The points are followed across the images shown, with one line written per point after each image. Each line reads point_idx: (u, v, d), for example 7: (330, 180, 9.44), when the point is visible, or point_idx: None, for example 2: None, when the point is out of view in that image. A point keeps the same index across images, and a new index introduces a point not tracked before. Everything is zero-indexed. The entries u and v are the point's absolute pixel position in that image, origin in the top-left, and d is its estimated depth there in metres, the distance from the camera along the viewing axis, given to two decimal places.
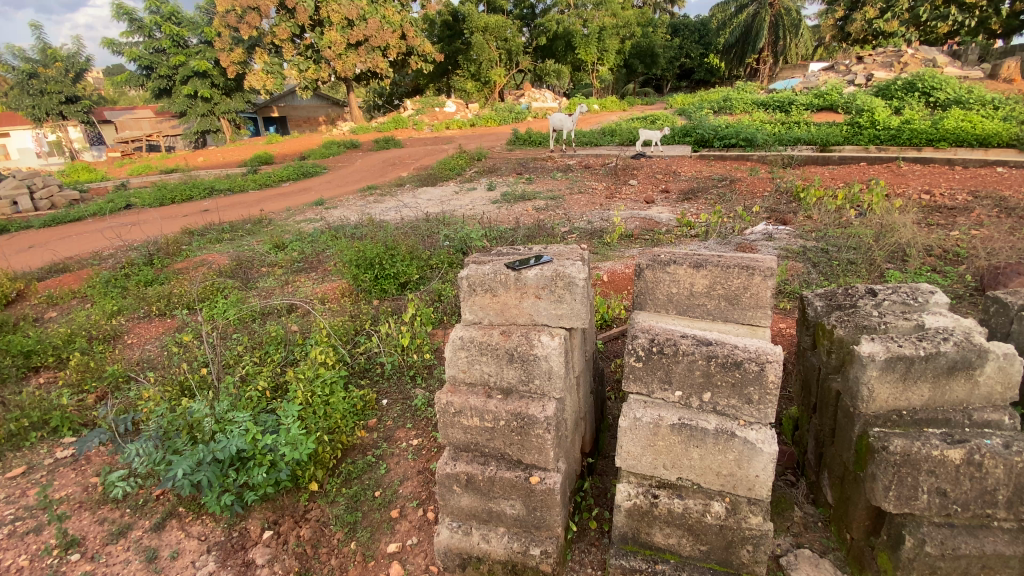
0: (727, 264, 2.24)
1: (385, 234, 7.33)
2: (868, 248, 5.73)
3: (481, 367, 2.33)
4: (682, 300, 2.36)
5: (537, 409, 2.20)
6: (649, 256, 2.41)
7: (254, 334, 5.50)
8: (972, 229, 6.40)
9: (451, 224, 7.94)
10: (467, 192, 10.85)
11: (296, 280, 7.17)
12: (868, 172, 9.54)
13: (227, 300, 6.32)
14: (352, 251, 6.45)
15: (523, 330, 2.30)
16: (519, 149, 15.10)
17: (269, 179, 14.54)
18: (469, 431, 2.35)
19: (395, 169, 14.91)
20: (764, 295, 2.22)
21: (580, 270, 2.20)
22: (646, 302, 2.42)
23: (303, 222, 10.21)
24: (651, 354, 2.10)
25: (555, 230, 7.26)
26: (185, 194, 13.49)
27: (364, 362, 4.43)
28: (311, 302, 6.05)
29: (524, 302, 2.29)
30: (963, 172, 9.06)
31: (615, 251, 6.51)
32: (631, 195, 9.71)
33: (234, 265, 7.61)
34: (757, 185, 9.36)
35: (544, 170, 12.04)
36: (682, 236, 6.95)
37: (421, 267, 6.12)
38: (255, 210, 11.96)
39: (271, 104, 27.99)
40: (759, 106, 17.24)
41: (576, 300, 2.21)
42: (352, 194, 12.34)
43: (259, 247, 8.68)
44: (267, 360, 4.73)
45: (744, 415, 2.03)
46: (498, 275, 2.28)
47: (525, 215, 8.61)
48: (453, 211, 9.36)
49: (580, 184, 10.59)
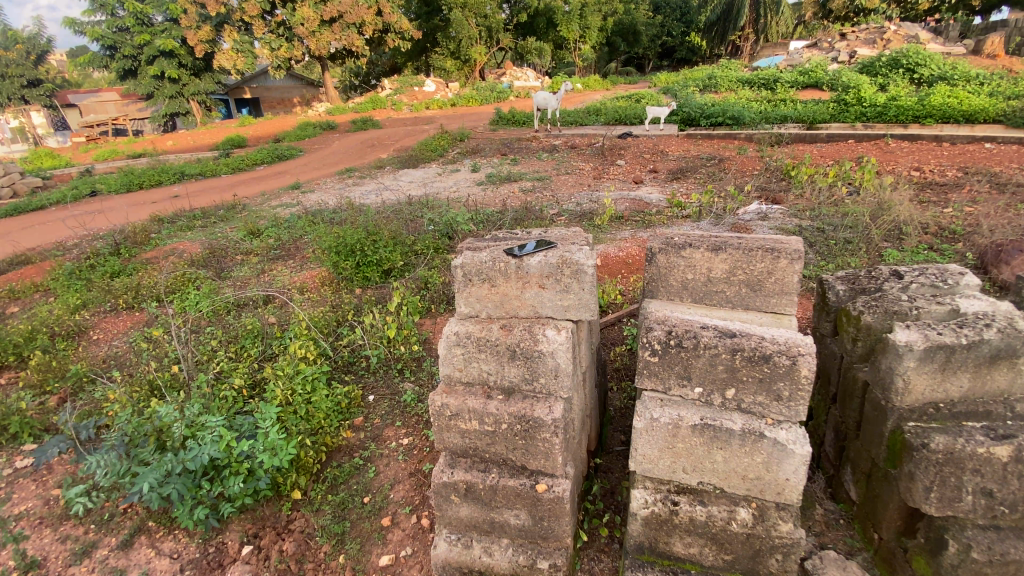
0: (749, 246, 2.03)
1: (367, 219, 7.02)
2: (865, 226, 5.64)
3: (479, 365, 2.11)
4: (699, 288, 2.15)
5: (544, 410, 1.98)
6: (661, 239, 2.19)
7: (229, 327, 5.19)
8: (966, 206, 6.37)
9: (436, 207, 7.66)
10: (450, 174, 10.50)
11: (273, 268, 6.82)
12: (857, 150, 9.46)
13: (200, 292, 6.00)
14: (331, 237, 6.12)
15: (525, 324, 2.07)
16: (502, 129, 14.69)
17: (242, 162, 13.88)
18: (467, 435, 2.13)
19: (375, 150, 14.42)
20: (790, 281, 2.01)
21: (588, 256, 1.98)
22: (660, 289, 2.21)
23: (278, 207, 9.76)
24: (668, 348, 1.93)
25: (544, 213, 7.01)
26: (154, 178, 12.84)
27: (348, 355, 4.18)
28: (289, 292, 5.71)
29: (526, 292, 2.05)
30: (951, 148, 9.07)
31: (607, 234, 6.33)
32: (619, 175, 9.51)
33: (206, 254, 7.25)
34: (747, 164, 9.21)
35: (529, 150, 11.73)
36: (674, 218, 6.77)
37: (405, 253, 5.86)
38: (228, 196, 11.43)
39: (244, 85, 26.84)
40: (744, 83, 17.09)
41: (584, 288, 2.00)
42: (331, 177, 11.88)
43: (234, 233, 8.27)
44: (243, 355, 4.48)
45: (772, 413, 1.86)
46: (497, 263, 2.03)
47: (512, 197, 8.35)
48: (437, 194, 9.03)
49: (567, 165, 10.31)
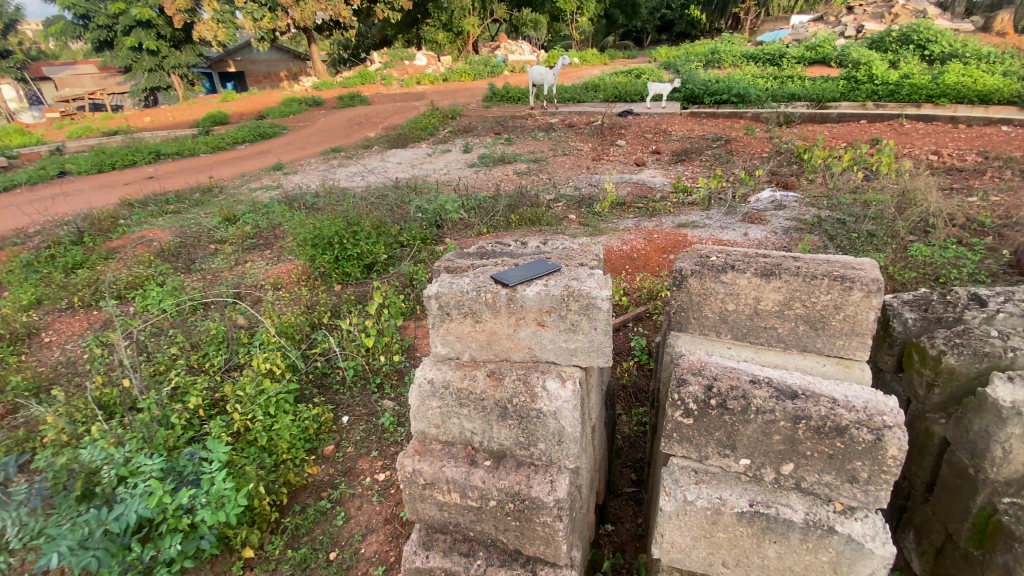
0: (812, 273, 1.56)
1: (348, 206, 6.46)
2: (888, 218, 5.14)
3: (460, 422, 1.65)
4: (742, 323, 1.68)
5: (544, 488, 1.54)
6: (694, 258, 1.73)
7: (193, 331, 4.69)
8: (994, 194, 5.90)
9: (424, 192, 7.11)
10: (440, 154, 9.88)
11: (248, 259, 6.30)
12: (871, 132, 8.90)
13: (164, 288, 5.48)
14: (306, 226, 5.57)
15: (519, 370, 1.60)
16: (496, 106, 13.96)
17: (222, 141, 13.11)
18: (445, 508, 1.69)
19: (362, 128, 13.71)
20: (864, 318, 1.55)
21: (602, 286, 1.50)
22: (691, 322, 1.75)
23: (258, 190, 9.17)
24: (707, 408, 1.49)
25: (539, 198, 6.47)
26: (127, 158, 12.13)
27: (321, 367, 3.71)
28: (262, 290, 5.20)
29: (519, 331, 1.58)
30: (968, 131, 8.54)
31: (608, 223, 5.84)
32: (619, 156, 8.95)
33: (175, 245, 6.70)
34: (756, 145, 8.67)
35: (523, 129, 11.09)
36: (679, 206, 6.26)
37: (389, 245, 5.34)
38: (204, 177, 10.77)
39: (227, 57, 25.59)
40: (748, 59, 16.33)
41: (597, 329, 1.52)
42: (315, 157, 11.23)
43: (207, 219, 7.68)
44: (205, 366, 4.02)
45: (843, 497, 1.43)
46: (482, 295, 1.55)
47: (505, 181, 7.80)
48: (426, 176, 8.45)
49: (564, 145, 9.72)
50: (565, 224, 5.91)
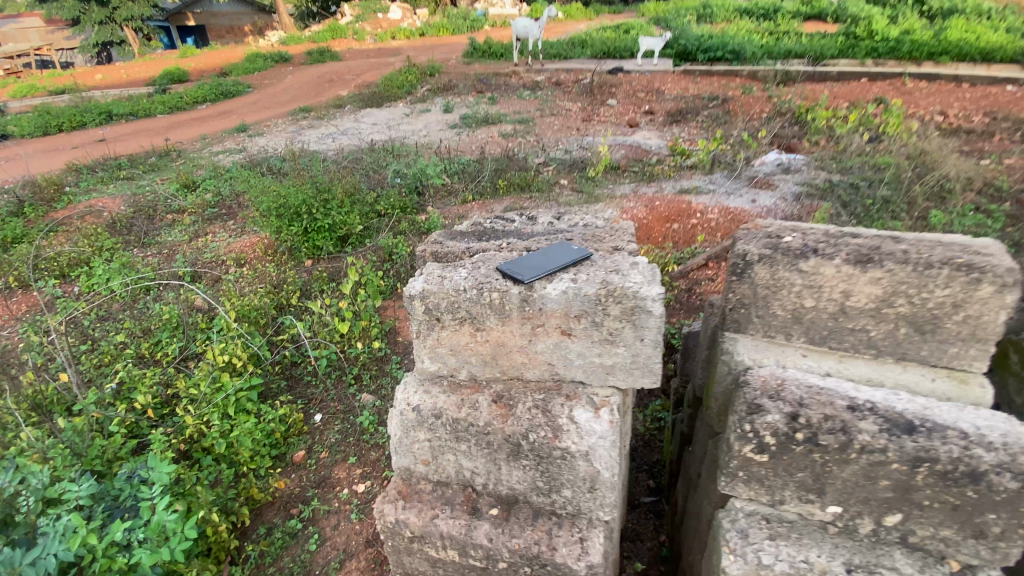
0: (927, 259, 1.17)
1: (317, 171, 5.85)
2: (904, 183, 4.77)
3: (457, 459, 1.26)
4: (821, 323, 1.30)
5: (571, 551, 1.17)
6: (762, 239, 1.33)
7: (146, 313, 4.16)
8: (1007, 157, 5.60)
9: (402, 155, 6.51)
10: (419, 114, 9.16)
11: (208, 232, 5.69)
12: (873, 91, 8.49)
13: (111, 265, 4.88)
14: (269, 194, 4.98)
15: (537, 394, 1.20)
16: (477, 63, 13.08)
17: (181, 100, 12.01)
18: (439, 565, 1.32)
19: (334, 86, 12.76)
20: (992, 322, 1.17)
21: (649, 280, 1.09)
22: (753, 321, 1.36)
23: (220, 154, 8.40)
24: (790, 443, 1.12)
25: (528, 162, 5.96)
26: (75, 119, 11.06)
27: (289, 357, 3.27)
28: (223, 267, 4.68)
29: (536, 343, 1.16)
30: (973, 91, 8.18)
31: (604, 189, 5.38)
32: (610, 116, 8.40)
33: (127, 216, 6.04)
34: (754, 104, 8.19)
35: (507, 87, 10.37)
36: (678, 169, 5.79)
37: (365, 216, 4.80)
38: (160, 141, 9.84)
39: (185, 9, 23.42)
40: (742, 13, 15.52)
41: (644, 340, 1.12)
42: (283, 118, 10.36)
43: (163, 186, 6.97)
44: (158, 357, 3.55)
45: (963, 558, 1.08)
46: (487, 296, 1.13)
47: (490, 143, 7.23)
48: (404, 138, 7.79)
49: (551, 105, 9.08)
50: (557, 190, 5.42)
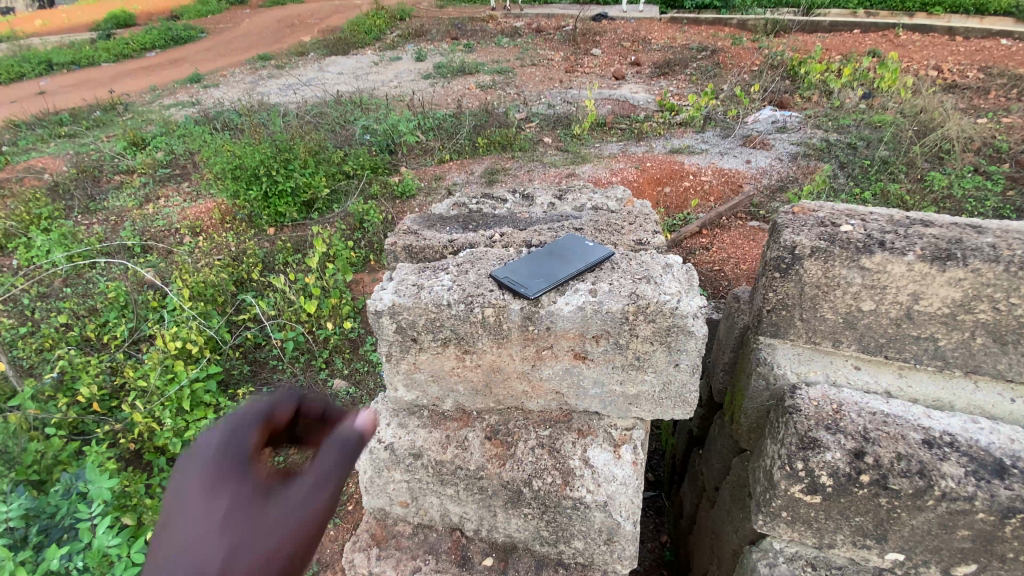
0: (1022, 257, 0.96)
1: (277, 128, 5.32)
2: (904, 143, 4.55)
3: (442, 503, 1.26)
4: (880, 330, 1.09)
5: None
6: (814, 228, 1.10)
7: (91, 289, 3.75)
8: (1002, 116, 5.43)
9: (372, 110, 5.98)
10: (389, 64, 8.45)
11: (160, 196, 5.17)
12: (865, 43, 8.14)
13: (51, 236, 4.37)
14: (224, 153, 4.50)
15: (547, 439, 1.20)
16: (451, 7, 12.12)
17: (126, 47, 10.87)
18: None
19: (296, 31, 11.72)
20: None
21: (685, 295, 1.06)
22: (795, 326, 1.14)
23: (172, 108, 7.64)
24: (849, 488, 0.92)
25: (509, 116, 5.51)
26: (10, 69, 9.94)
27: (252, 339, 2.96)
28: (179, 238, 4.27)
29: (542, 368, 1.16)
30: (966, 45, 7.92)
31: (591, 148, 5.03)
32: (595, 67, 7.87)
33: (69, 179, 5.44)
34: (745, 56, 7.76)
35: (484, 33, 9.62)
36: (669, 126, 5.43)
37: (332, 178, 4.40)
38: (104, 93, 8.93)
39: None
40: None
41: (680, 366, 1.09)
42: (240, 67, 9.49)
43: (108, 144, 6.30)
44: (106, 341, 3.19)
45: None
46: (487, 311, 1.09)
47: (467, 96, 6.70)
48: (373, 90, 7.18)
49: (532, 54, 8.46)
50: (541, 149, 5.03)
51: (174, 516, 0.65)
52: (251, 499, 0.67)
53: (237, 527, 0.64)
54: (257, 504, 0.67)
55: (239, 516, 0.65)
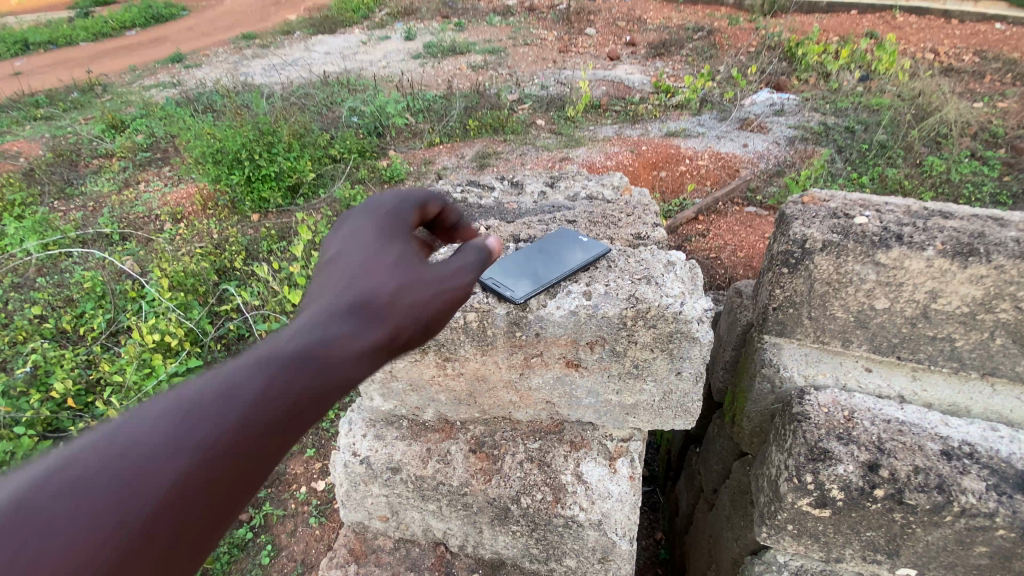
0: None
1: (261, 110, 5.13)
2: (902, 126, 4.46)
3: (422, 516, 1.26)
4: (892, 330, 1.06)
5: None
6: (827, 221, 1.06)
7: (67, 278, 3.61)
8: (999, 100, 5.35)
9: (359, 91, 5.79)
10: (377, 43, 8.19)
11: (140, 181, 4.99)
12: (863, 24, 7.99)
13: (25, 222, 4.21)
14: (204, 135, 4.33)
15: (540, 455, 1.19)
16: None
17: (105, 25, 10.47)
18: None
19: (281, 9, 11.33)
20: None
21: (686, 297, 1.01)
22: (802, 325, 1.11)
23: (152, 89, 7.37)
24: (859, 503, 0.90)
25: (500, 98, 5.35)
26: None
27: (235, 330, 2.85)
28: (161, 225, 4.13)
29: (530, 378, 1.12)
30: (963, 27, 7.81)
31: (585, 131, 4.90)
32: (589, 47, 7.67)
33: (44, 163, 5.23)
34: (742, 36, 7.59)
35: (475, 12, 9.34)
36: (664, 109, 5.30)
37: (317, 162, 4.24)
38: (82, 74, 8.61)
39: None
40: None
41: (682, 374, 1.05)
42: (223, 46, 9.18)
43: (86, 126, 6.06)
44: (83, 332, 3.07)
45: None
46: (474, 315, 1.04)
47: (458, 77, 6.50)
48: (361, 70, 6.96)
49: (524, 33, 8.23)
50: (534, 131, 4.90)
51: (360, 242, 0.82)
52: (414, 255, 0.81)
53: (406, 268, 0.79)
54: (418, 259, 0.82)
55: (407, 262, 0.80)
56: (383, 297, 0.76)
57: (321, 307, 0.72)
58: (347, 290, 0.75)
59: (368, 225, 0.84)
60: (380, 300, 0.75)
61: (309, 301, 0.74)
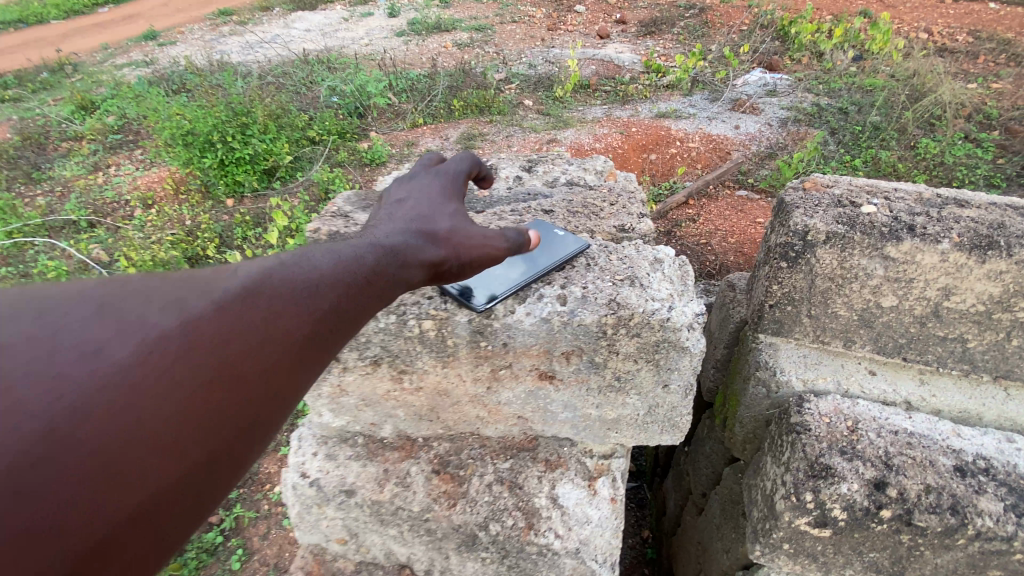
0: None
1: (236, 90, 4.91)
2: (896, 108, 4.36)
3: (383, 541, 1.18)
4: (900, 330, 1.04)
5: None
6: (833, 211, 1.02)
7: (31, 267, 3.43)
8: (992, 82, 5.26)
9: (339, 70, 5.56)
10: (359, 20, 7.88)
11: (110, 165, 4.76)
12: (857, 3, 7.81)
13: None
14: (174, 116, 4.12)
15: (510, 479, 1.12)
16: None
17: (76, 3, 10.01)
18: None
19: None
20: None
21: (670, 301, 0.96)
22: (802, 323, 1.08)
23: (124, 68, 7.05)
24: (862, 522, 0.88)
25: (487, 77, 5.16)
26: None
27: None
28: (131, 212, 3.94)
29: (499, 393, 1.07)
30: (956, 6, 7.66)
31: (573, 111, 4.75)
32: (578, 25, 7.44)
33: (8, 147, 4.98)
34: (734, 14, 7.40)
35: None
36: (655, 89, 5.16)
37: (294, 144, 4.06)
38: (52, 53, 8.21)
39: None
40: None
41: (670, 387, 1.00)
42: (199, 23, 8.79)
43: (53, 108, 5.78)
44: None
45: None
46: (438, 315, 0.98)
47: (442, 55, 6.27)
48: (341, 49, 6.69)
49: (512, 10, 7.96)
50: (521, 112, 4.74)
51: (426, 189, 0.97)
52: (465, 214, 0.93)
53: (459, 215, 0.92)
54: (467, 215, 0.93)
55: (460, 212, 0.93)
56: (442, 229, 0.88)
57: (401, 222, 0.88)
58: (414, 216, 0.89)
59: (436, 184, 0.98)
60: (440, 230, 0.87)
61: (387, 221, 0.88)
